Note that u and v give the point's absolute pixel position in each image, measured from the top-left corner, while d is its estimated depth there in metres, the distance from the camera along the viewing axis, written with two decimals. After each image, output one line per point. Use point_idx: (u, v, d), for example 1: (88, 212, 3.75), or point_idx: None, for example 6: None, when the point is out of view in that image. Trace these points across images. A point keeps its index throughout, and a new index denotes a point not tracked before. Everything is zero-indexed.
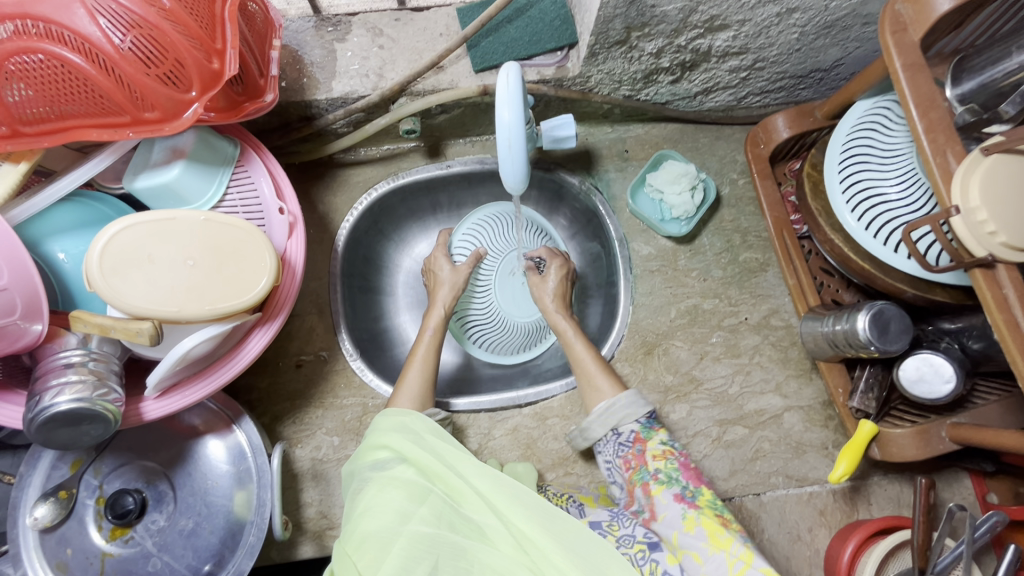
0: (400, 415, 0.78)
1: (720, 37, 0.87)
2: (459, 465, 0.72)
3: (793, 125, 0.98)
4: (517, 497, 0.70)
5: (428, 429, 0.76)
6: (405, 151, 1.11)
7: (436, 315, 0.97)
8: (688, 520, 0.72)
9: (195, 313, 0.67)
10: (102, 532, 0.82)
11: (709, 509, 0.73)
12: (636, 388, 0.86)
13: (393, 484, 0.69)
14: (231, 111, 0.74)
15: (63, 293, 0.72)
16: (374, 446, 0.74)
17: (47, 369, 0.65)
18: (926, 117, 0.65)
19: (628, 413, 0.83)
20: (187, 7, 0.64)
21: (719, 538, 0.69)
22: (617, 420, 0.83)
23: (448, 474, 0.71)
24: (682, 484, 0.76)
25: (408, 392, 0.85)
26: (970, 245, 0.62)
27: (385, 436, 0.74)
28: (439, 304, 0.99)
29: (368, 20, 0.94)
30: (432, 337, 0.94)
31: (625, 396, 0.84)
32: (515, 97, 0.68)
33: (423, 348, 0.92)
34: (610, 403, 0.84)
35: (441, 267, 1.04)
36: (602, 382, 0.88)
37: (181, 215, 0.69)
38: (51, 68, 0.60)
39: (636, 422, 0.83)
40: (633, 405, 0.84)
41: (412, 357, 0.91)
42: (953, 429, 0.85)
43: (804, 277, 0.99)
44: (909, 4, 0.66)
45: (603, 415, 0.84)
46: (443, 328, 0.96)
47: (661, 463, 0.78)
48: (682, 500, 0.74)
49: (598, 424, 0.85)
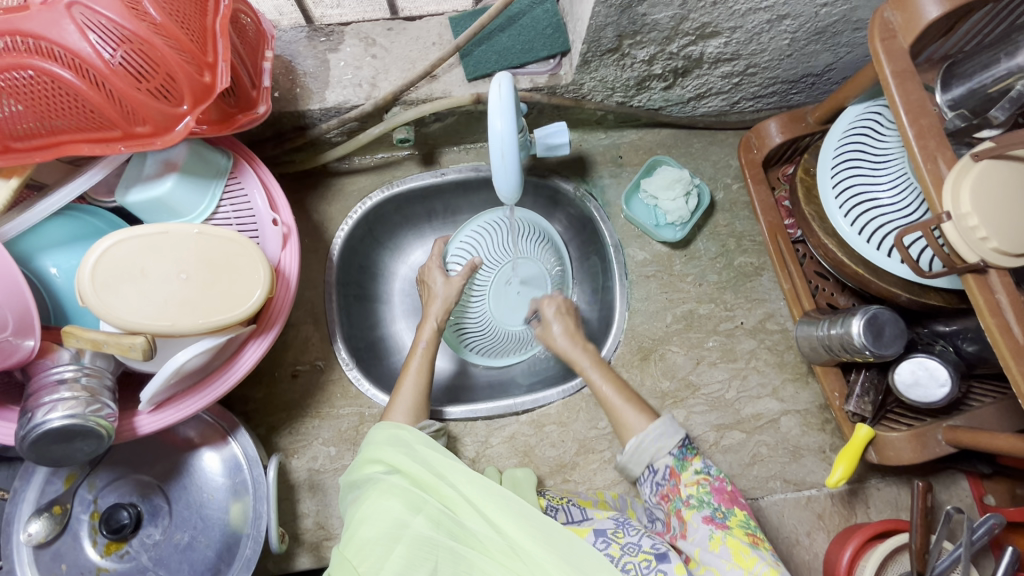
0: (392, 428, 0.78)
1: (712, 44, 0.87)
2: (453, 473, 0.72)
3: (785, 129, 0.99)
4: (508, 508, 0.69)
5: (421, 442, 0.76)
6: (400, 160, 1.11)
7: (429, 328, 0.95)
8: (715, 540, 0.72)
9: (188, 327, 0.67)
10: (97, 547, 0.81)
11: (739, 529, 0.73)
12: (666, 417, 0.83)
13: (385, 491, 0.68)
14: (223, 123, 0.74)
15: (56, 308, 0.72)
16: (366, 463, 0.74)
17: (39, 385, 0.64)
18: (917, 124, 0.65)
19: (658, 447, 0.80)
20: (178, 21, 0.64)
21: (743, 557, 0.69)
22: (650, 458, 0.80)
23: (442, 482, 0.70)
24: (713, 506, 0.75)
25: (400, 406, 0.85)
26: (962, 251, 0.63)
27: (381, 449, 0.74)
28: (433, 316, 0.96)
29: (361, 30, 0.95)
30: (425, 349, 0.92)
31: (655, 428, 0.81)
32: (507, 106, 0.69)
33: (417, 362, 0.91)
34: (640, 440, 0.81)
35: (435, 277, 1.01)
36: (632, 416, 0.85)
37: (174, 229, 0.69)
38: (41, 85, 0.60)
39: (670, 455, 0.80)
40: (665, 436, 0.81)
41: (406, 370, 0.90)
42: (949, 433, 0.84)
43: (799, 281, 0.99)
44: (898, 11, 0.67)
45: (635, 454, 0.81)
46: (436, 341, 0.94)
47: (694, 488, 0.77)
48: (712, 522, 0.74)
49: (634, 463, 0.81)
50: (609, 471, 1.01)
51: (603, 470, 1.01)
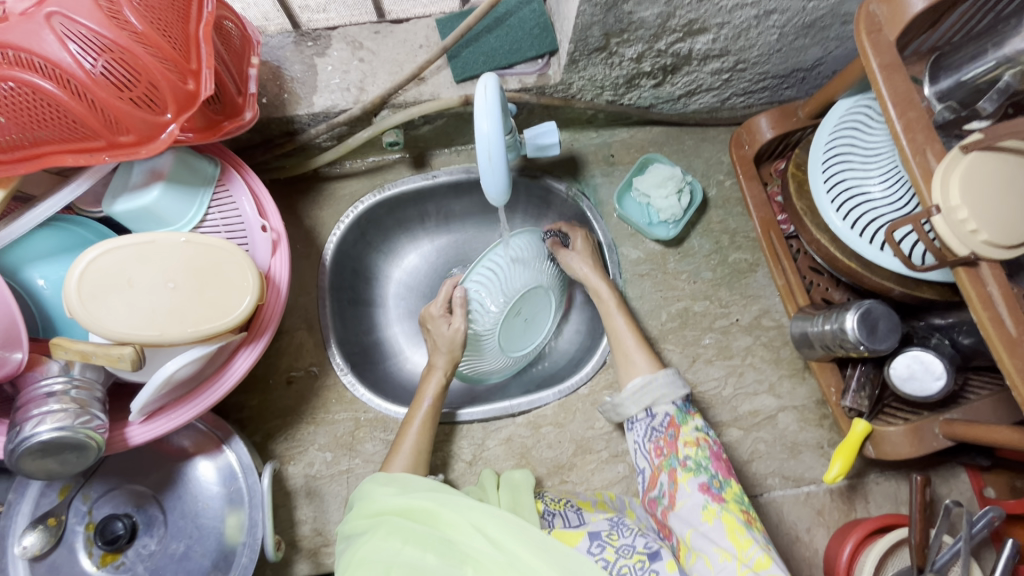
0: (390, 479, 0.76)
1: (700, 40, 0.87)
2: (452, 500, 0.71)
3: (777, 125, 0.98)
4: (509, 527, 0.68)
5: (427, 486, 0.74)
6: (391, 163, 1.11)
7: (434, 381, 0.93)
8: (709, 511, 0.72)
9: (177, 336, 0.67)
10: (92, 559, 0.81)
11: (734, 503, 0.73)
12: (672, 368, 0.84)
13: (384, 531, 0.68)
14: (209, 130, 0.73)
15: (44, 319, 0.72)
16: (369, 514, 0.72)
17: (28, 398, 0.64)
18: (905, 116, 0.65)
19: (665, 393, 0.81)
20: (159, 29, 0.63)
21: (738, 537, 0.69)
22: (651, 401, 0.81)
23: (441, 510, 0.69)
24: (709, 473, 0.76)
25: (400, 459, 0.84)
26: (952, 244, 0.62)
27: (376, 499, 0.73)
28: (439, 367, 0.95)
29: (348, 34, 0.94)
30: (431, 406, 0.90)
31: (663, 375, 0.83)
32: (494, 107, 0.68)
33: (418, 421, 0.89)
34: (646, 381, 0.83)
35: (439, 325, 0.96)
36: (638, 357, 0.87)
37: (161, 238, 0.69)
38: (22, 96, 0.59)
39: (673, 405, 0.81)
40: (671, 386, 0.82)
41: (407, 425, 0.89)
42: (946, 426, 0.83)
43: (793, 276, 0.98)
44: (884, 4, 0.66)
45: (638, 392, 0.83)
46: (443, 395, 0.93)
47: (693, 450, 0.77)
48: (707, 491, 0.74)
49: (632, 401, 0.83)
50: (607, 471, 1.01)
51: (600, 469, 1.01)
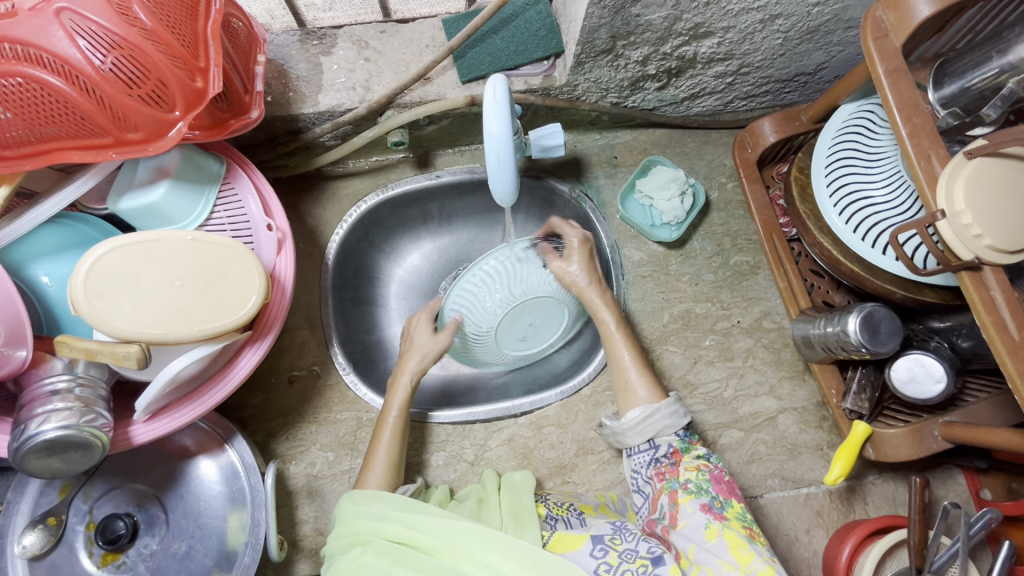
0: (367, 497, 0.75)
1: (706, 44, 0.87)
2: (427, 521, 0.70)
3: (779, 129, 0.99)
4: (491, 542, 0.68)
5: (401, 504, 0.73)
6: (395, 163, 1.11)
7: (401, 392, 0.91)
8: (710, 530, 0.70)
9: (183, 335, 0.66)
10: (93, 558, 0.81)
11: (736, 521, 0.72)
12: (674, 396, 0.82)
13: (372, 552, 0.68)
14: (216, 128, 0.73)
15: (49, 318, 0.71)
16: (349, 533, 0.71)
17: (32, 396, 0.64)
18: (911, 122, 0.66)
19: (667, 424, 0.80)
20: (168, 26, 0.63)
21: (740, 552, 0.68)
22: (654, 432, 0.80)
23: (417, 534, 0.69)
24: (711, 495, 0.75)
25: (375, 470, 0.82)
26: (956, 248, 0.63)
27: (354, 521, 0.72)
28: (406, 377, 0.92)
29: (354, 33, 0.94)
30: (397, 417, 0.88)
31: (665, 406, 0.80)
32: (502, 108, 0.69)
33: (387, 433, 0.86)
34: (648, 412, 0.80)
35: (416, 330, 0.98)
36: (641, 387, 0.83)
37: (167, 236, 0.68)
38: (30, 92, 0.59)
39: (674, 436, 0.81)
40: (673, 416, 0.81)
41: (376, 438, 0.86)
42: (944, 428, 0.84)
43: (794, 279, 0.99)
44: (890, 10, 0.67)
45: (639, 426, 0.80)
46: (410, 405, 0.90)
47: (693, 474, 0.77)
48: (708, 511, 0.72)
49: (634, 434, 0.81)
50: (609, 472, 1.01)
51: (602, 470, 1.01)
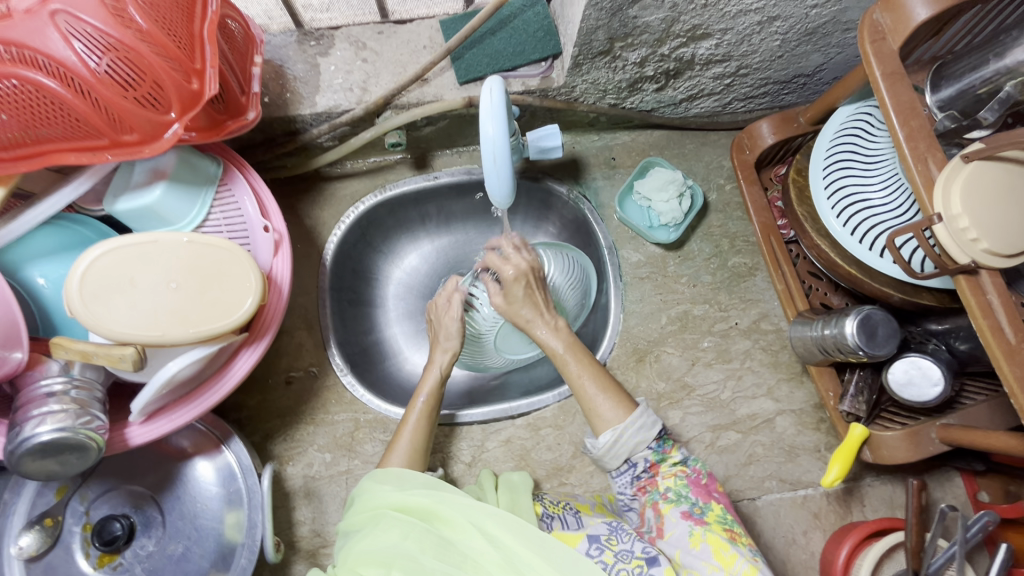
0: (388, 475, 0.76)
1: (703, 46, 0.87)
2: (449, 497, 0.70)
3: (778, 131, 0.99)
4: (510, 524, 0.68)
5: (424, 481, 0.73)
6: (392, 164, 1.10)
7: (433, 377, 0.89)
8: (695, 537, 0.72)
9: (179, 337, 0.66)
10: (90, 559, 0.81)
11: (718, 525, 0.73)
12: (644, 406, 0.80)
13: (386, 526, 0.68)
14: (212, 130, 0.73)
15: (45, 319, 0.72)
16: (369, 509, 0.72)
17: (27, 398, 0.64)
18: (908, 125, 0.66)
19: (639, 440, 0.78)
20: (164, 27, 0.63)
21: (723, 554, 0.69)
22: (629, 452, 0.79)
23: (440, 507, 0.69)
24: (690, 501, 0.76)
25: (398, 453, 0.81)
26: (953, 252, 0.63)
27: (375, 499, 0.72)
28: (436, 364, 0.91)
29: (352, 34, 0.94)
30: (424, 404, 0.87)
31: (635, 421, 0.79)
32: (499, 111, 0.69)
33: (413, 418, 0.85)
34: (618, 434, 0.78)
35: (439, 315, 0.94)
36: (607, 408, 0.80)
37: (163, 238, 0.68)
38: (25, 94, 0.59)
39: (648, 448, 0.79)
40: (643, 430, 0.79)
41: (403, 424, 0.86)
42: (943, 431, 0.84)
43: (793, 281, 0.99)
44: (887, 13, 0.67)
45: (614, 449, 0.78)
46: (438, 393, 0.89)
47: (671, 481, 0.78)
48: (690, 517, 0.74)
49: (610, 457, 0.79)
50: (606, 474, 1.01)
51: (599, 472, 1.01)
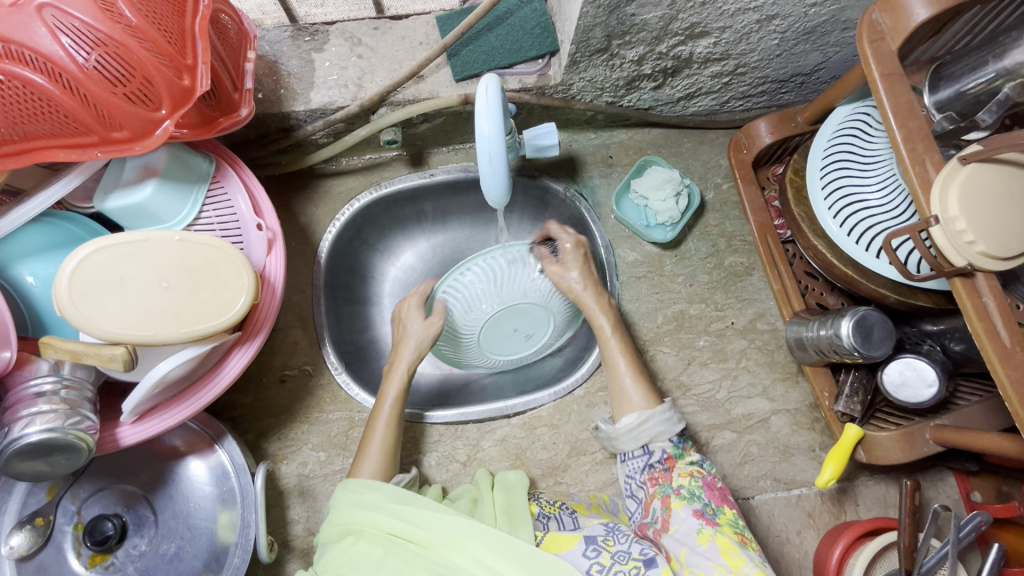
0: (361, 485, 0.75)
1: (701, 44, 0.87)
2: (424, 516, 0.69)
3: (775, 130, 0.98)
4: (491, 540, 0.67)
5: (394, 495, 0.72)
6: (388, 161, 1.10)
7: (397, 382, 0.89)
8: (703, 535, 0.69)
9: (170, 336, 0.66)
10: (81, 559, 0.80)
11: (728, 527, 0.71)
12: (668, 401, 0.81)
13: (365, 542, 0.67)
14: (204, 127, 0.72)
15: (33, 318, 0.71)
16: (342, 523, 0.71)
17: (16, 399, 0.63)
18: (905, 126, 0.65)
19: (661, 429, 0.79)
20: (154, 23, 0.62)
21: (732, 556, 0.67)
22: (649, 438, 0.79)
23: (415, 529, 0.68)
24: (703, 501, 0.74)
25: (370, 459, 0.81)
26: (949, 254, 0.63)
27: (346, 511, 0.71)
28: (404, 365, 0.91)
29: (346, 29, 0.93)
30: (393, 407, 0.87)
31: (660, 412, 0.79)
32: (495, 109, 0.68)
33: (381, 424, 0.85)
34: (643, 419, 0.79)
35: (410, 319, 0.94)
36: (636, 393, 0.82)
37: (154, 236, 0.67)
38: (12, 90, 0.58)
39: (668, 440, 0.79)
40: (668, 421, 0.79)
41: (371, 426, 0.85)
42: (937, 432, 0.84)
43: (789, 281, 0.99)
44: (886, 13, 0.66)
45: (633, 431, 0.79)
46: (404, 397, 0.89)
47: (686, 479, 0.76)
48: (701, 516, 0.72)
49: (627, 438, 0.80)
50: (601, 473, 1.01)
51: (595, 471, 1.01)
